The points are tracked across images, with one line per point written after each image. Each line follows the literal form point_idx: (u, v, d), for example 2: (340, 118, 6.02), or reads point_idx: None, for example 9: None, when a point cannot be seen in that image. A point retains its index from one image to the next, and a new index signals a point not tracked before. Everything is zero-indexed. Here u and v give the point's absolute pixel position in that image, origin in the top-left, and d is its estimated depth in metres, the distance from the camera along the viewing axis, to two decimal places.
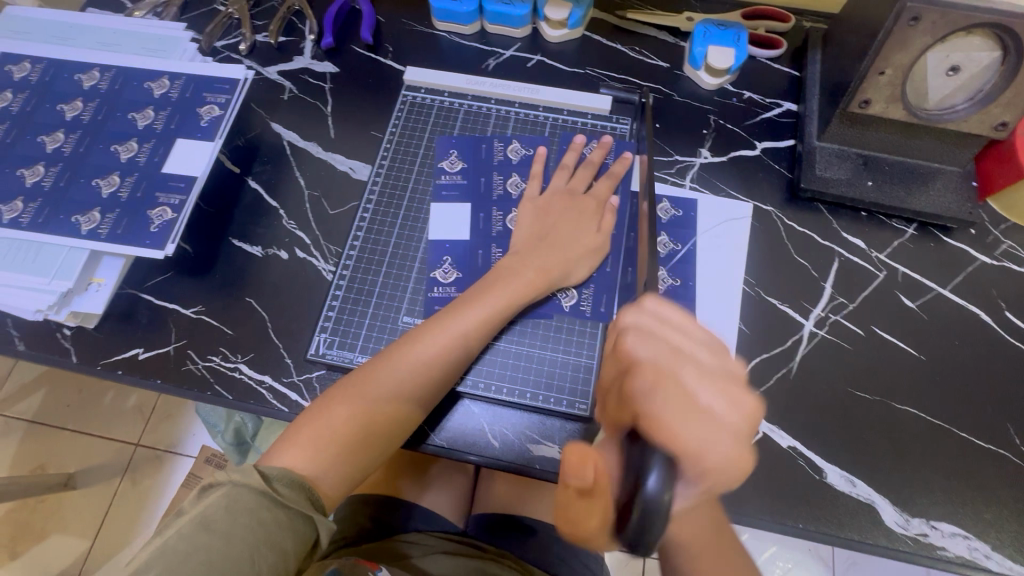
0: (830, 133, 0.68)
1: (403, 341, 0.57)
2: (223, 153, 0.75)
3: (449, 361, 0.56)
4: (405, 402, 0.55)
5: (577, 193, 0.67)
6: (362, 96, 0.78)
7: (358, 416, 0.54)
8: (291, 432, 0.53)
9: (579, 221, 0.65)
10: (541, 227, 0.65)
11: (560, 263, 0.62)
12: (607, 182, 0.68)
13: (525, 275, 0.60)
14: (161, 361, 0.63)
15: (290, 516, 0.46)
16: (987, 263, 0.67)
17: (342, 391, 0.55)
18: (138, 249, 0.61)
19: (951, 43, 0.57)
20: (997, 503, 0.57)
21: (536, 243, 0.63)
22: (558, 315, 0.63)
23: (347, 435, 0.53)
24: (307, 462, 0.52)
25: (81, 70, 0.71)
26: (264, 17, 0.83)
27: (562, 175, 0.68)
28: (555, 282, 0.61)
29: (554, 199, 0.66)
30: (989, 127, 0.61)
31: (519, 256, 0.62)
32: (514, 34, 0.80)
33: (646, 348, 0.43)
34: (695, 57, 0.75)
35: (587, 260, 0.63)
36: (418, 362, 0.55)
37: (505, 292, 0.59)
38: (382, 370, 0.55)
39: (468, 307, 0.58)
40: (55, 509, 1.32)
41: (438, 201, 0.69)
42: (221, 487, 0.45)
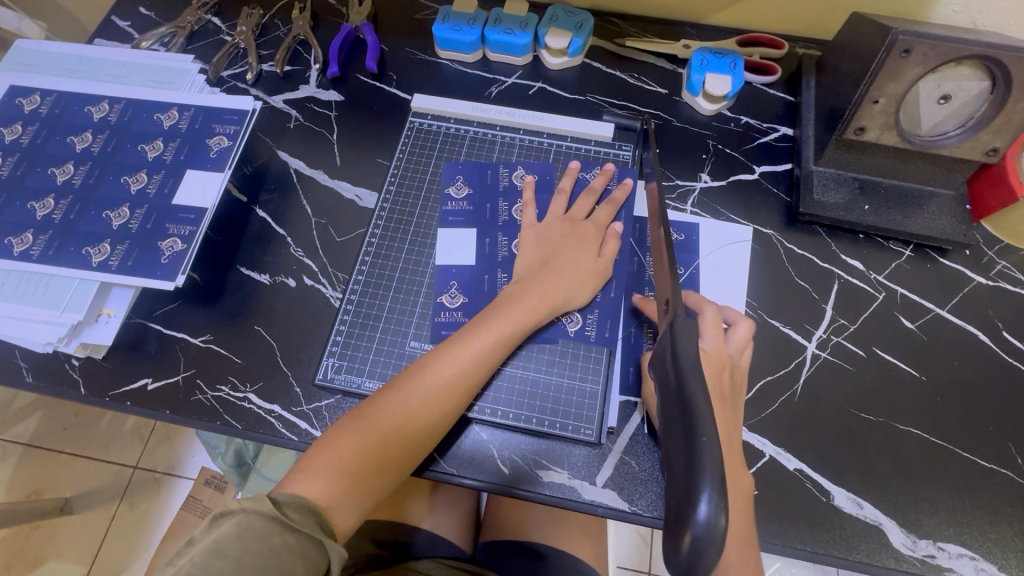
0: (827, 158, 0.70)
1: (412, 371, 0.57)
2: (232, 181, 0.76)
3: (457, 390, 0.56)
4: (416, 432, 0.55)
5: (577, 219, 0.67)
6: (368, 123, 0.79)
7: (368, 445, 0.53)
8: (303, 461, 0.53)
9: (580, 247, 0.65)
10: (544, 252, 0.65)
11: (563, 287, 0.62)
12: (608, 209, 0.68)
13: (527, 301, 0.60)
14: (169, 392, 0.64)
15: (300, 541, 0.46)
16: (983, 283, 0.68)
17: (353, 420, 0.55)
18: (149, 280, 0.61)
19: (942, 74, 0.60)
20: (1002, 522, 0.58)
21: (539, 269, 0.63)
22: (561, 342, 0.64)
23: (360, 465, 0.53)
24: (319, 492, 0.51)
25: (92, 102, 0.72)
26: (270, 47, 0.85)
27: (560, 202, 0.69)
28: (557, 307, 0.62)
29: (556, 224, 0.67)
30: (981, 152, 0.63)
31: (521, 283, 0.62)
32: (516, 62, 0.82)
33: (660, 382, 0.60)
34: (693, 84, 0.77)
35: (587, 285, 0.63)
36: (427, 393, 0.55)
37: (509, 320, 0.59)
38: (391, 400, 0.55)
39: (474, 334, 0.58)
40: (51, 535, 1.30)
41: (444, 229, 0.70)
42: (233, 515, 0.45)
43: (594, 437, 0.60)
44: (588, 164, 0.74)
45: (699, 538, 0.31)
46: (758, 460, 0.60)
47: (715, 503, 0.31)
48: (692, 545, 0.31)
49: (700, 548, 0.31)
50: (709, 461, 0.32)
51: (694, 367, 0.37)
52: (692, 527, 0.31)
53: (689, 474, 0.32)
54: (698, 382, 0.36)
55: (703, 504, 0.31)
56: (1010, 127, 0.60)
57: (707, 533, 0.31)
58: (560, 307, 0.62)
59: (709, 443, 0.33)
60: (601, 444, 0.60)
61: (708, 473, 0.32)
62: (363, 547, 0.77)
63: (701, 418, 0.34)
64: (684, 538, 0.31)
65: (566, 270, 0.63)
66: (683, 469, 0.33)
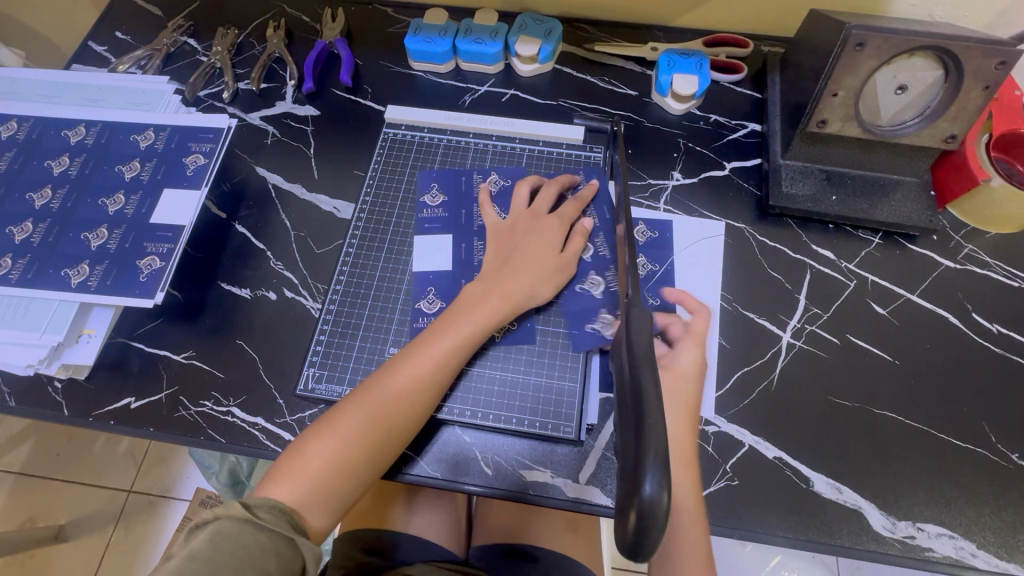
0: (793, 152, 0.72)
1: (378, 375, 0.58)
2: (211, 199, 0.76)
3: (422, 390, 0.57)
4: (384, 434, 0.55)
5: (541, 212, 0.68)
6: (344, 136, 0.80)
7: (334, 448, 0.53)
8: (274, 467, 0.53)
9: (543, 240, 0.65)
10: (505, 248, 0.66)
11: (523, 284, 0.62)
12: (574, 204, 0.69)
13: (489, 300, 0.61)
14: (153, 409, 0.64)
15: (272, 540, 0.47)
16: (952, 267, 0.70)
17: (321, 424, 0.55)
18: (128, 299, 0.62)
19: (897, 65, 0.62)
20: (979, 501, 0.58)
21: (499, 266, 0.64)
22: (530, 342, 0.64)
23: (329, 468, 0.52)
24: (289, 495, 0.51)
25: (68, 126, 0.73)
26: (246, 65, 0.86)
27: (525, 195, 0.69)
28: (520, 305, 0.62)
29: (516, 221, 0.67)
30: (940, 139, 0.65)
31: (483, 282, 0.63)
32: (488, 71, 0.84)
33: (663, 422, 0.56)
34: (661, 85, 0.79)
35: (549, 279, 0.64)
36: (390, 394, 0.56)
37: (473, 320, 0.60)
38: (358, 403, 0.55)
39: (438, 335, 0.59)
40: (45, 563, 1.28)
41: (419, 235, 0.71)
42: (208, 524, 0.47)
43: (574, 435, 0.60)
44: (561, 167, 0.75)
45: (647, 514, 0.32)
46: (738, 450, 0.61)
47: (658, 482, 0.32)
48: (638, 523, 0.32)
49: (649, 525, 0.32)
50: (654, 445, 0.33)
51: (650, 357, 0.38)
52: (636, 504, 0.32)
53: (637, 457, 0.33)
54: (650, 370, 0.37)
55: (647, 484, 0.32)
56: (965, 114, 0.62)
57: (654, 509, 0.32)
58: (523, 305, 0.62)
59: (657, 428, 0.34)
60: (581, 442, 0.61)
61: (653, 456, 0.33)
62: (355, 558, 0.77)
63: (652, 405, 0.35)
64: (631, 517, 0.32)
65: (527, 267, 0.63)
66: (633, 452, 0.34)
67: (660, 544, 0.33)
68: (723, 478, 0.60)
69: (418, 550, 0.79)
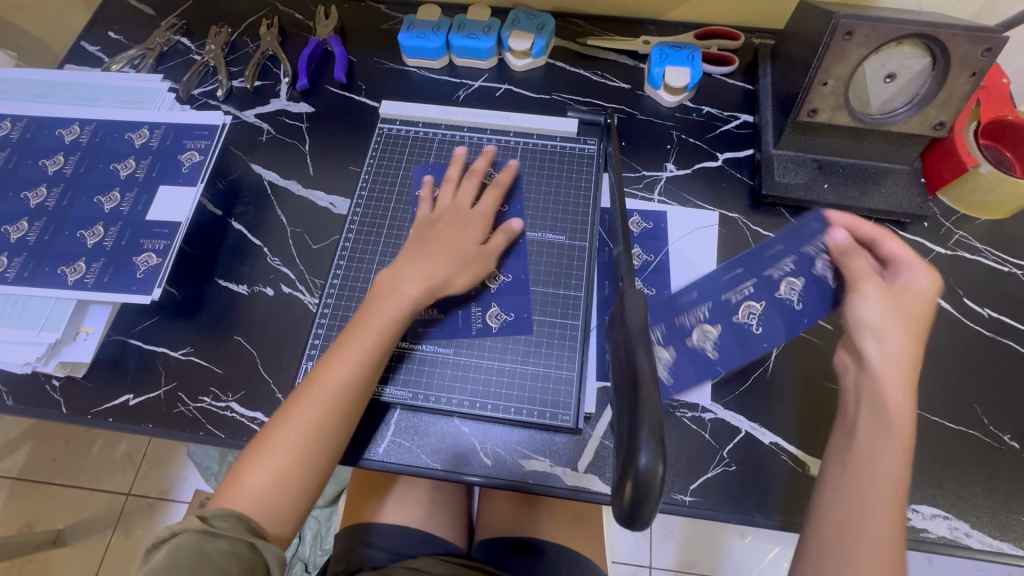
0: (785, 142, 0.73)
1: (308, 379, 0.56)
2: (206, 196, 0.77)
3: (350, 386, 0.56)
4: (323, 434, 0.54)
5: (462, 207, 0.69)
6: (339, 133, 0.81)
7: (277, 457, 0.52)
8: (225, 484, 0.52)
9: (464, 232, 0.66)
10: (421, 236, 0.66)
11: (439, 270, 0.63)
12: (494, 194, 0.70)
13: (407, 294, 0.60)
14: (151, 406, 0.64)
15: (233, 544, 0.48)
16: (943, 253, 0.71)
17: (263, 437, 0.54)
18: (126, 295, 0.62)
19: (885, 53, 0.62)
20: (973, 482, 0.59)
21: (411, 253, 0.64)
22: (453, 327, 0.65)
23: (277, 477, 0.52)
24: (244, 506, 0.50)
25: (62, 125, 0.73)
26: (239, 63, 0.86)
27: (449, 190, 0.70)
28: (435, 289, 0.62)
29: (437, 216, 0.68)
30: (928, 126, 0.66)
31: (398, 269, 0.63)
32: (482, 66, 0.84)
33: (890, 346, 0.53)
34: (654, 78, 0.80)
35: (465, 270, 0.64)
36: (319, 396, 0.55)
37: (393, 315, 0.59)
38: (293, 408, 0.54)
39: (359, 330, 0.58)
40: (44, 568, 1.28)
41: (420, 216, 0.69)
42: (169, 540, 0.47)
43: (572, 423, 0.61)
44: (556, 161, 0.76)
45: (642, 484, 0.33)
46: (734, 436, 0.62)
47: (653, 454, 0.33)
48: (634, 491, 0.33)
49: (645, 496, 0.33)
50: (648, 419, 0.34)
51: (646, 339, 0.39)
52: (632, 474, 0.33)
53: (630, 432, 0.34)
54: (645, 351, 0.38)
55: (642, 455, 0.33)
56: (953, 100, 0.63)
57: (647, 479, 0.33)
58: (440, 291, 0.63)
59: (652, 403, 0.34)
60: (579, 430, 0.61)
61: (646, 428, 0.33)
62: (356, 552, 0.77)
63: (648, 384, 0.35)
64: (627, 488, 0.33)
65: (446, 257, 0.64)
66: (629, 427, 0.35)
67: (658, 510, 0.34)
68: (720, 463, 0.61)
69: (419, 543, 0.79)
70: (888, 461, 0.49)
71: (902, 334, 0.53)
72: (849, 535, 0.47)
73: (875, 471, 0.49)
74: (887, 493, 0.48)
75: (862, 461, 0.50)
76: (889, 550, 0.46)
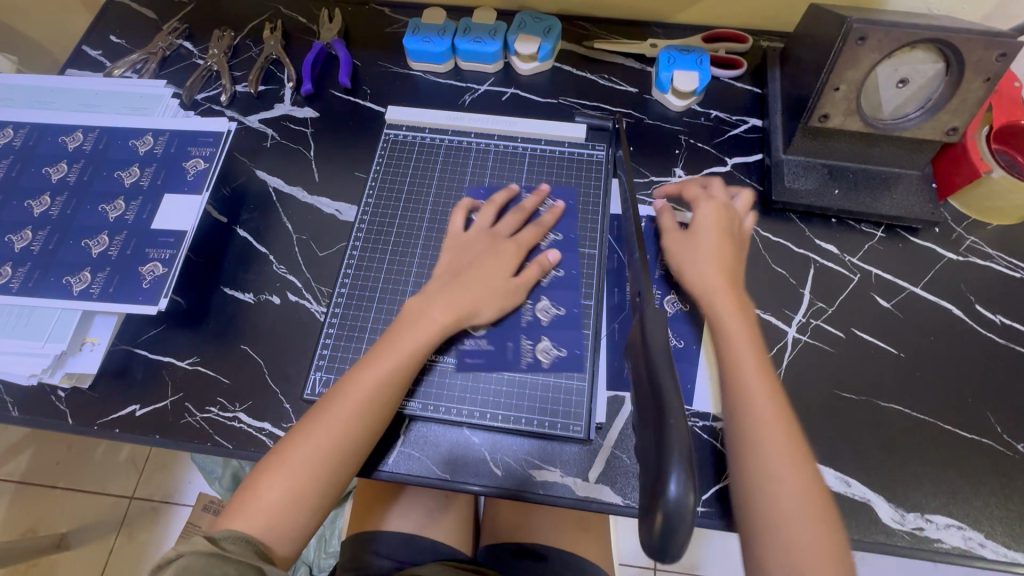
0: (795, 147, 0.72)
1: (326, 398, 0.56)
2: (211, 203, 0.76)
3: (369, 411, 0.55)
4: (338, 456, 0.54)
5: (501, 235, 0.67)
6: (344, 138, 0.80)
7: (289, 478, 0.52)
8: (234, 502, 0.52)
9: (496, 262, 0.64)
10: (458, 262, 0.65)
11: (471, 299, 0.61)
12: (534, 230, 0.68)
13: (433, 318, 0.59)
14: (158, 416, 0.63)
15: (240, 570, 0.46)
16: (954, 258, 0.70)
17: (275, 455, 0.53)
18: (132, 306, 0.61)
19: (898, 59, 0.62)
20: (987, 491, 0.59)
21: (450, 279, 0.63)
22: (485, 358, 0.63)
23: (288, 497, 0.51)
24: (254, 527, 0.50)
25: (65, 132, 0.72)
26: (243, 67, 0.85)
27: (489, 215, 0.69)
28: (465, 318, 0.61)
29: (473, 239, 0.67)
30: (941, 132, 0.65)
31: (427, 294, 0.61)
32: (488, 69, 0.83)
33: (700, 273, 0.59)
34: (661, 82, 0.79)
35: (497, 299, 0.63)
36: (338, 418, 0.54)
37: (418, 337, 0.58)
38: (309, 428, 0.54)
39: (381, 354, 0.58)
40: (48, 572, 1.28)
41: (452, 233, 0.68)
42: (172, 562, 0.45)
43: (583, 434, 0.60)
44: (564, 167, 0.75)
45: (668, 516, 0.32)
46: None
47: (683, 481, 0.32)
48: (664, 523, 0.32)
49: (672, 528, 0.32)
50: (677, 445, 0.33)
51: (665, 356, 0.38)
52: (661, 503, 0.32)
53: (659, 459, 0.33)
54: (667, 370, 0.37)
55: (672, 483, 0.32)
56: (967, 106, 0.62)
57: (676, 513, 0.32)
58: (469, 320, 0.61)
59: (678, 427, 0.33)
60: (590, 440, 0.61)
61: (676, 455, 0.32)
62: (364, 560, 0.76)
63: (670, 404, 0.34)
64: (656, 519, 0.32)
65: (478, 285, 0.62)
66: (655, 453, 0.34)
67: (688, 544, 0.32)
68: None
69: (427, 551, 0.79)
70: (757, 405, 0.51)
71: (704, 257, 0.59)
72: (780, 520, 0.47)
73: (754, 425, 0.50)
74: (773, 444, 0.49)
75: (735, 424, 0.51)
76: (809, 505, 0.47)
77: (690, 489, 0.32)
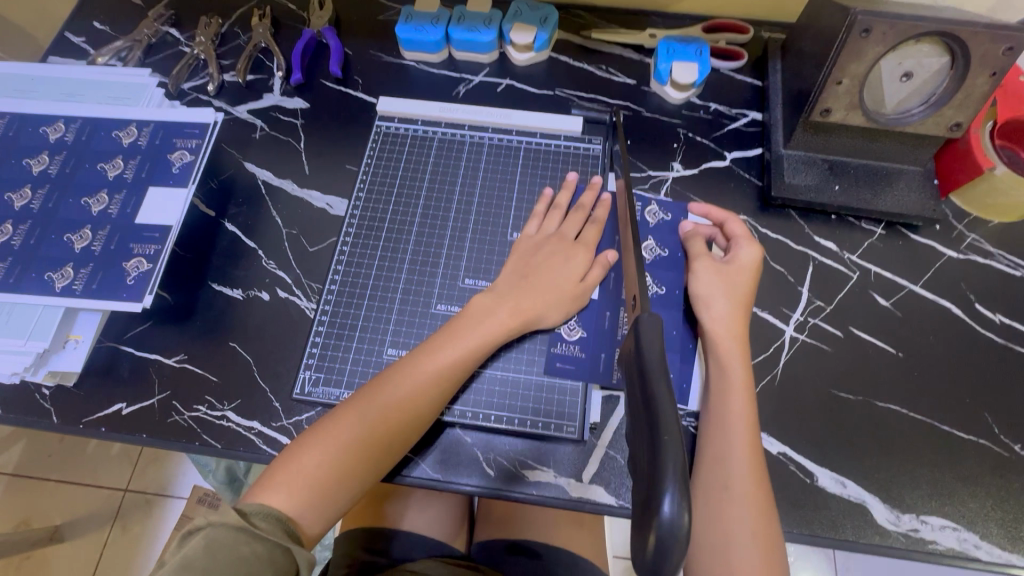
0: (795, 141, 0.71)
1: (376, 382, 0.56)
2: (198, 196, 0.74)
3: (419, 404, 0.55)
4: (384, 440, 0.54)
5: (567, 236, 0.66)
6: (334, 130, 0.78)
7: (328, 459, 0.52)
8: (266, 474, 0.52)
9: (565, 264, 0.63)
10: (525, 265, 0.64)
11: (537, 304, 0.61)
12: (595, 228, 0.66)
13: (498, 315, 0.60)
14: (145, 415, 0.62)
15: (269, 549, 0.46)
16: (954, 257, 0.69)
17: (317, 432, 0.54)
18: (116, 303, 0.60)
19: (902, 52, 0.60)
20: (982, 493, 0.58)
21: (517, 280, 0.62)
22: (578, 366, 0.62)
23: (323, 477, 0.52)
24: (285, 502, 0.50)
25: (46, 122, 0.70)
26: (231, 56, 0.83)
27: (555, 218, 0.67)
28: (530, 322, 0.61)
29: (540, 241, 0.65)
30: (944, 127, 0.64)
31: (495, 294, 0.61)
32: (482, 60, 0.81)
33: (715, 309, 0.59)
34: (660, 73, 0.77)
35: (564, 303, 0.62)
36: (389, 405, 0.54)
37: (478, 332, 0.58)
38: (358, 412, 0.54)
39: (441, 346, 0.57)
40: (41, 564, 1.27)
41: (524, 235, 0.67)
42: (200, 531, 0.45)
43: (577, 435, 0.59)
44: (559, 162, 0.74)
45: (663, 538, 0.31)
46: None
47: (677, 501, 0.31)
48: (657, 543, 0.31)
49: (665, 547, 0.31)
50: (670, 461, 0.32)
51: (660, 364, 0.37)
52: (655, 522, 0.31)
53: (653, 475, 0.32)
54: (662, 381, 0.36)
55: (666, 503, 0.31)
56: (971, 101, 0.61)
57: (671, 533, 0.31)
58: (534, 325, 0.61)
59: (672, 443, 0.33)
60: (584, 441, 0.60)
61: (671, 473, 0.32)
62: (356, 557, 0.76)
63: (663, 416, 0.34)
64: (649, 538, 0.31)
65: (549, 289, 0.61)
66: (649, 468, 0.33)
67: (682, 562, 0.31)
68: None
69: (420, 548, 0.78)
70: (736, 454, 0.53)
71: (725, 299, 0.60)
72: (729, 538, 0.50)
73: (728, 472, 0.52)
74: (743, 490, 0.52)
75: (713, 465, 0.53)
76: (755, 530, 0.50)
77: (686, 508, 0.31)
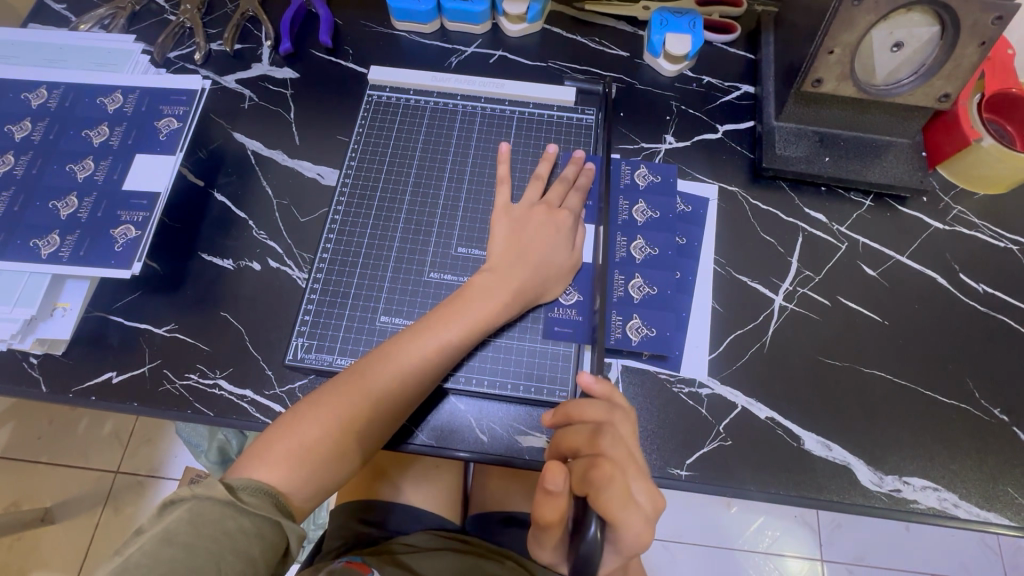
0: (787, 113, 0.71)
1: (375, 356, 0.56)
2: (186, 166, 0.73)
3: (418, 379, 0.56)
4: (383, 414, 0.54)
5: (553, 205, 0.65)
6: (325, 100, 0.77)
7: (327, 434, 0.53)
8: (258, 447, 0.52)
9: (557, 237, 0.63)
10: (515, 238, 0.62)
11: (535, 280, 0.61)
12: (578, 196, 0.67)
13: (500, 294, 0.59)
14: (136, 383, 0.62)
15: (256, 523, 0.46)
16: (941, 228, 0.70)
17: (314, 405, 0.54)
18: (104, 270, 0.59)
19: (894, 21, 0.60)
20: (962, 455, 0.60)
21: (510, 252, 0.62)
22: (574, 328, 0.62)
23: (320, 451, 0.52)
24: (278, 478, 0.51)
25: (29, 88, 0.68)
26: (217, 25, 0.81)
27: (537, 187, 0.67)
28: (530, 300, 0.61)
29: (527, 211, 0.64)
30: (933, 98, 0.64)
31: (495, 270, 0.61)
32: (475, 31, 0.81)
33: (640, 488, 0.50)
34: (654, 45, 0.77)
35: (563, 276, 0.63)
36: (391, 379, 0.55)
37: (480, 309, 0.58)
38: (356, 387, 0.54)
39: (444, 323, 0.57)
40: (33, 545, 1.27)
41: (500, 204, 0.66)
42: (184, 502, 0.45)
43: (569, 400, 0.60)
44: (552, 133, 0.73)
45: None
46: (731, 411, 0.62)
47: None
48: None
49: None
50: None
51: None
52: None
53: None
54: None
55: None
56: (960, 71, 0.61)
57: None
58: (532, 298, 0.61)
59: None
60: None
61: None
62: (351, 529, 0.77)
63: None
64: None
65: (541, 261, 0.61)
66: None
67: None
68: (716, 438, 0.61)
69: (414, 519, 0.79)
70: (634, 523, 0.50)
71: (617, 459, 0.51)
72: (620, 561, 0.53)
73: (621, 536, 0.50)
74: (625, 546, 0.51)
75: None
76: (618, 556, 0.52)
77: None
